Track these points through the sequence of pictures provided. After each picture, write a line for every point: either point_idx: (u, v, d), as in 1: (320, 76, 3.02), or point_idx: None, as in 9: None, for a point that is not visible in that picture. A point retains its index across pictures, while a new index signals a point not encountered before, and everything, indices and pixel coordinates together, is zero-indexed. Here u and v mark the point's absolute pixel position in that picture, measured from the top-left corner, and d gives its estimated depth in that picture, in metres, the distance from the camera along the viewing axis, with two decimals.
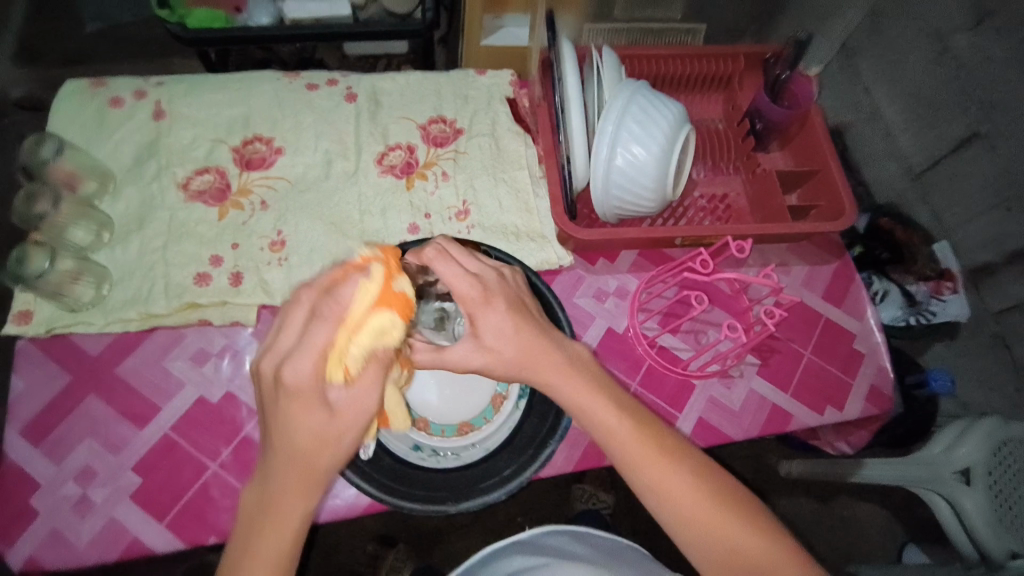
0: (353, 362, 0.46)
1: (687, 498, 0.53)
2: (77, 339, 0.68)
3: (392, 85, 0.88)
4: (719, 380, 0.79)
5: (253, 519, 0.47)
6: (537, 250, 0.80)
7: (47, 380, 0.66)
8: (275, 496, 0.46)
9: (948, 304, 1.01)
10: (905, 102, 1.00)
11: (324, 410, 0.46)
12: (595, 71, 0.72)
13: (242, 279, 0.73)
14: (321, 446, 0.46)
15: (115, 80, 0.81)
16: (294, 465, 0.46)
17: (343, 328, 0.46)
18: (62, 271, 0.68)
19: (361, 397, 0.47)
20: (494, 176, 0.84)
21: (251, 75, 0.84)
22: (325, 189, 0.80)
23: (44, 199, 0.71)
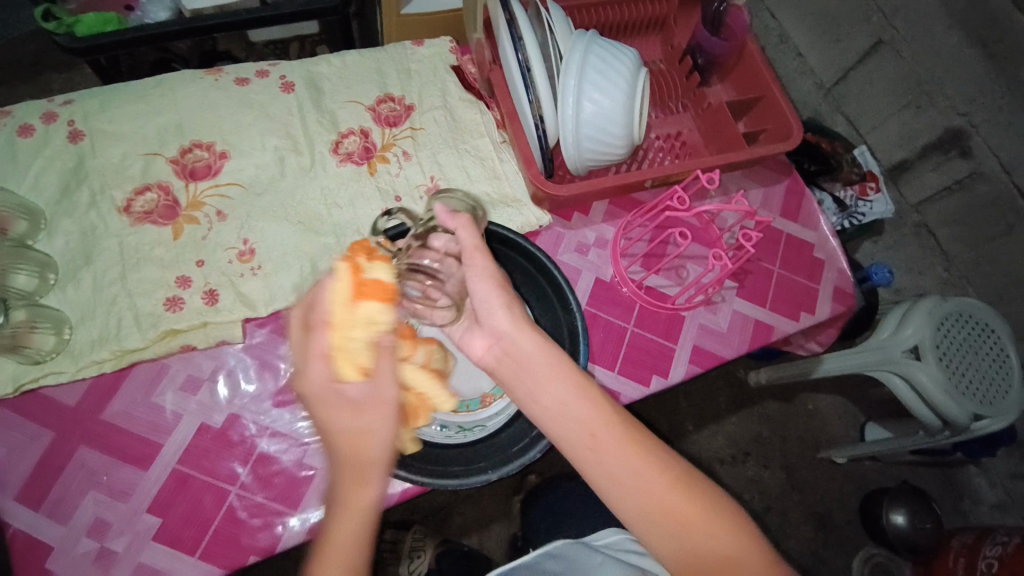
0: (360, 353, 0.48)
1: (650, 495, 0.50)
2: (49, 392, 0.63)
3: (328, 68, 0.84)
4: (704, 308, 0.83)
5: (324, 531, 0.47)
6: (516, 214, 0.80)
7: (27, 441, 0.61)
8: (335, 499, 0.48)
9: (875, 203, 1.09)
10: (809, 22, 1.10)
11: (350, 406, 0.48)
12: (545, 24, 0.71)
13: (218, 296, 0.68)
14: (356, 441, 0.48)
15: (11, 104, 0.72)
16: (348, 472, 0.47)
17: (338, 326, 0.47)
18: (17, 323, 0.60)
19: (373, 389, 0.49)
20: (456, 148, 0.83)
21: (172, 78, 0.77)
22: (282, 189, 0.76)
23: None
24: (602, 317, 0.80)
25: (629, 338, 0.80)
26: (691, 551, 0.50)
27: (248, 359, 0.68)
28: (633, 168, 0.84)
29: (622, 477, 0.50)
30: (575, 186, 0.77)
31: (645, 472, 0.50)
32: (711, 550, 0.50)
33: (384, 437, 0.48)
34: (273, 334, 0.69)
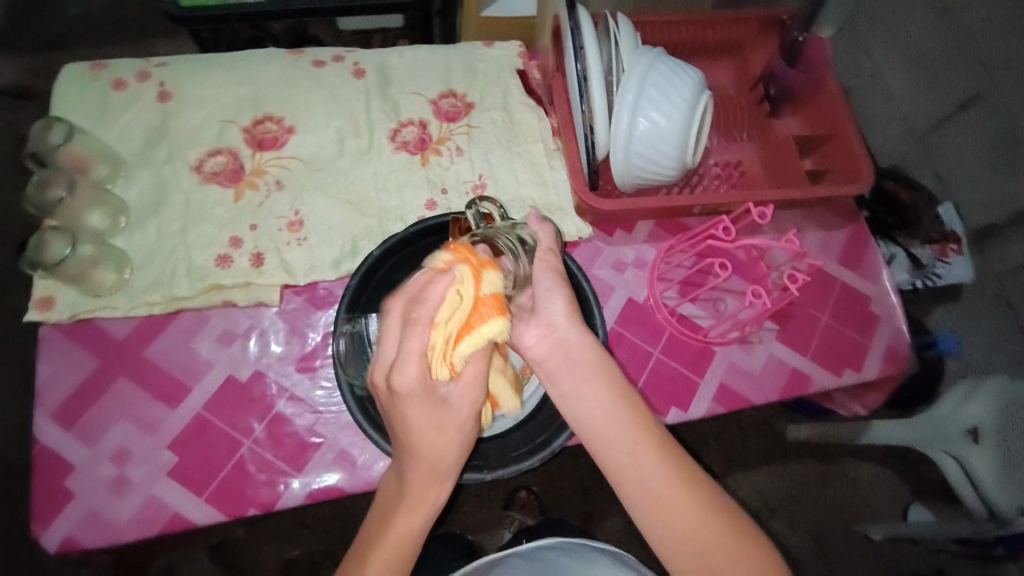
0: (458, 358, 0.47)
1: (677, 518, 0.50)
2: (103, 323, 0.68)
3: (399, 60, 0.88)
4: (738, 346, 0.79)
5: (381, 512, 0.51)
6: (556, 222, 0.80)
7: (75, 365, 0.66)
8: (402, 490, 0.50)
9: (954, 266, 1.00)
10: (908, 67, 1.01)
11: (439, 409, 0.47)
12: (611, 37, 0.70)
13: (263, 260, 0.73)
14: (434, 443, 0.48)
15: (116, 62, 0.80)
16: (422, 458, 0.48)
17: (439, 327, 0.46)
18: (84, 256, 0.67)
19: (465, 391, 0.48)
20: (508, 150, 0.84)
21: (257, 54, 0.83)
22: (337, 168, 0.79)
23: (59, 184, 0.70)
24: (628, 338, 0.78)
25: (653, 364, 0.77)
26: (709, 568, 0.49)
27: (280, 323, 0.71)
28: (684, 191, 0.82)
29: (652, 495, 0.50)
30: (618, 202, 0.76)
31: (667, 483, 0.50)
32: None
33: (459, 444, 0.49)
34: (307, 302, 0.72)
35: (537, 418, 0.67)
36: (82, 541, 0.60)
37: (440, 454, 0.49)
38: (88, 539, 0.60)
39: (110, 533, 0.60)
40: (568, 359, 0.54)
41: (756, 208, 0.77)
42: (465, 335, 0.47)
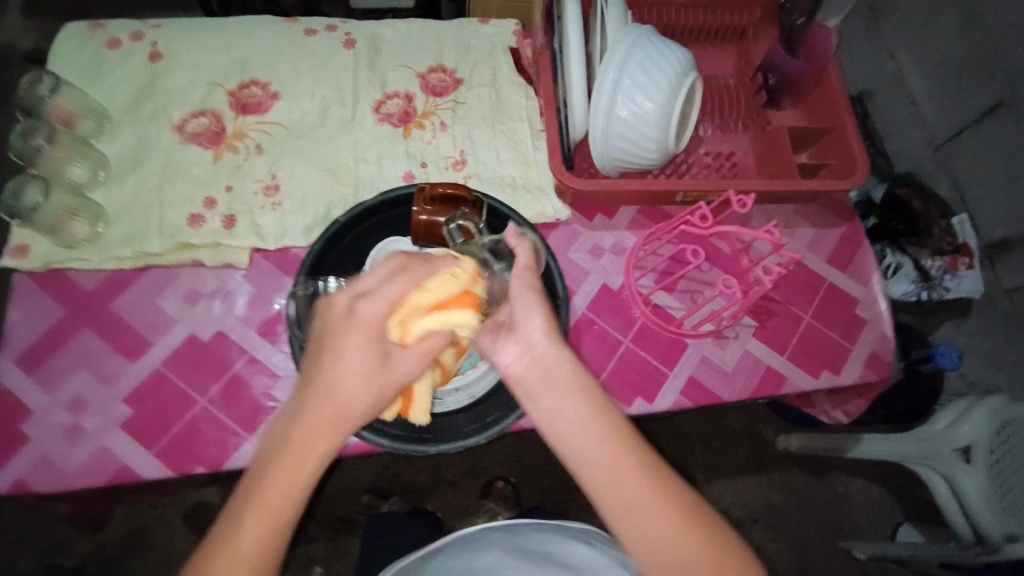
0: (415, 329, 0.47)
1: (673, 544, 0.44)
2: (73, 273, 0.69)
3: (392, 33, 0.87)
4: (712, 341, 0.77)
5: (267, 460, 0.45)
6: (534, 202, 0.78)
7: (42, 313, 0.67)
8: (300, 433, 0.45)
9: (964, 280, 0.92)
10: (929, 70, 0.95)
11: (380, 358, 0.46)
12: (599, 16, 0.69)
13: (235, 222, 0.73)
14: (355, 390, 0.45)
15: (114, 21, 0.81)
16: (327, 401, 0.45)
17: (425, 291, 0.47)
18: (58, 206, 0.69)
19: (408, 365, 0.47)
20: (492, 126, 0.82)
21: (249, 20, 0.84)
22: (319, 136, 0.79)
23: (40, 133, 0.71)
24: (600, 325, 0.76)
25: (622, 352, 0.75)
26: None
27: (247, 286, 0.71)
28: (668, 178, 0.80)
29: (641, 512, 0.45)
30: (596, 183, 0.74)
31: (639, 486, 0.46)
32: None
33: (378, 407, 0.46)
34: (274, 266, 0.72)
35: (492, 397, 0.66)
36: (31, 484, 0.60)
37: (354, 407, 0.45)
38: (35, 483, 0.60)
39: (58, 479, 0.61)
40: (545, 379, 0.49)
41: (737, 197, 0.74)
42: (434, 310, 0.47)
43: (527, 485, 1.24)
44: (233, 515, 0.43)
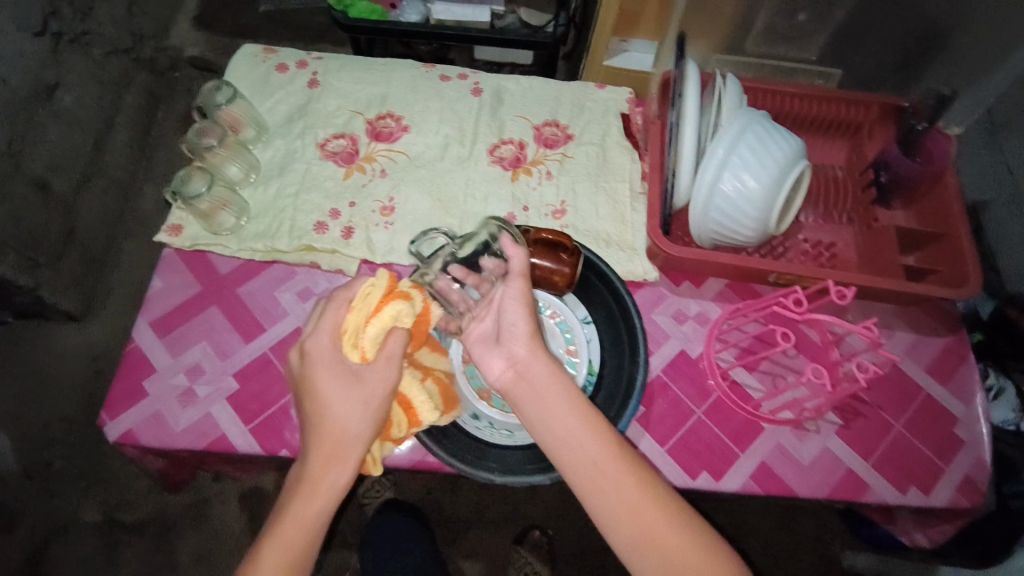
0: (369, 343, 0.58)
1: (648, 525, 0.55)
2: (213, 256, 0.79)
3: (515, 86, 0.96)
4: (791, 430, 0.74)
5: (293, 483, 0.60)
6: (625, 259, 0.81)
7: (183, 287, 0.77)
8: (309, 462, 0.59)
9: None
10: None
11: (352, 379, 0.59)
12: (716, 96, 0.72)
13: (353, 234, 0.81)
14: (343, 420, 0.59)
15: (284, 50, 0.95)
16: (327, 436, 0.59)
17: (356, 312, 0.59)
18: (214, 198, 0.78)
19: (383, 371, 0.60)
20: (596, 184, 0.87)
21: (393, 62, 0.95)
22: (437, 169, 0.87)
23: (212, 134, 0.81)
24: (673, 390, 0.76)
25: (693, 422, 0.74)
26: (654, 546, 0.55)
27: None
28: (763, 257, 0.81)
29: (630, 511, 0.55)
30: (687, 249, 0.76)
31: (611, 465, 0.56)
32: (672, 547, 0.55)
33: (369, 416, 0.59)
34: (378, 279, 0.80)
35: None
36: (139, 437, 0.67)
37: (349, 437, 0.59)
38: (145, 437, 0.68)
39: (164, 438, 0.68)
40: (528, 386, 0.59)
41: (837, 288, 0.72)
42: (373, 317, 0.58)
43: (562, 541, 1.22)
44: (278, 524, 0.58)
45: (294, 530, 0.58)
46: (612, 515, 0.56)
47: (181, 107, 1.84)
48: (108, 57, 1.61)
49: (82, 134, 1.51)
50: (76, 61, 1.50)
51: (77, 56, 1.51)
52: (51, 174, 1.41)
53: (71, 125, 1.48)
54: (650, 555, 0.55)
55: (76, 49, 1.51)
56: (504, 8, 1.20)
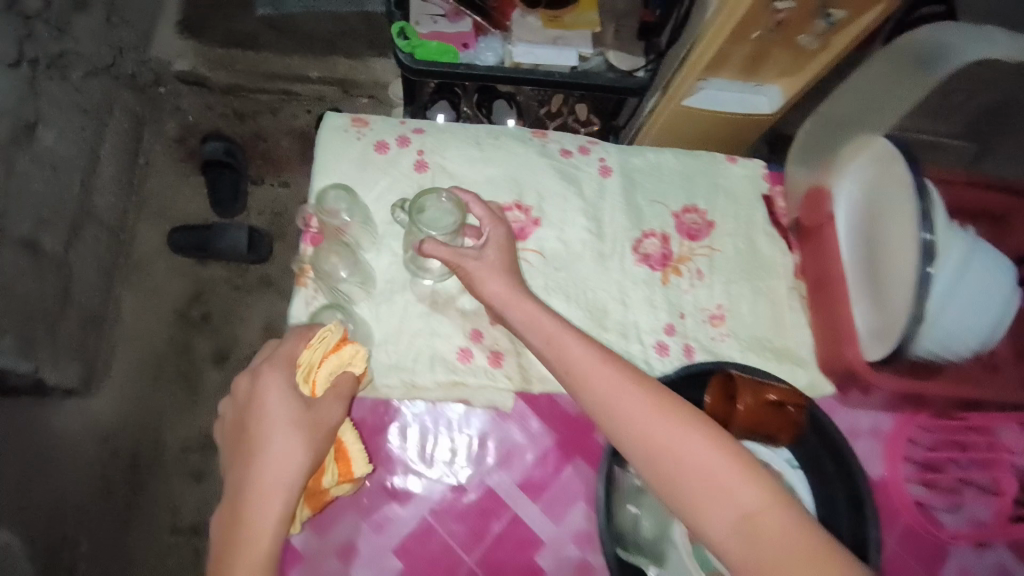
0: (319, 379, 0.62)
1: (675, 451, 0.54)
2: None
3: (642, 162, 0.85)
4: (972, 549, 0.73)
5: (232, 523, 0.57)
6: (799, 373, 0.75)
7: None
8: (251, 485, 0.57)
9: None
10: None
11: (300, 408, 0.60)
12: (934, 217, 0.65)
13: (502, 360, 0.71)
14: (286, 446, 0.58)
15: (377, 121, 0.81)
16: (274, 468, 0.57)
17: (311, 350, 0.62)
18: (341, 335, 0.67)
19: (328, 409, 0.61)
20: (751, 282, 0.79)
21: (504, 134, 0.83)
22: (577, 271, 0.78)
23: (341, 259, 0.71)
24: None
25: (889, 553, 0.72)
26: (681, 474, 0.53)
27: (509, 433, 0.70)
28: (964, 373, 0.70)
29: (680, 455, 0.54)
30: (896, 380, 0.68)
31: (618, 385, 0.58)
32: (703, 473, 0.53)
33: (311, 451, 0.59)
34: (532, 410, 0.71)
35: None
36: None
37: (289, 466, 0.58)
38: None
39: None
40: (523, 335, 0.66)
41: None
42: (330, 355, 0.63)
43: None
44: (234, 547, 0.55)
45: (251, 556, 0.55)
46: (652, 448, 0.55)
47: (171, 130, 1.57)
48: (87, 80, 1.32)
49: (69, 177, 1.24)
50: (55, 90, 1.22)
51: (57, 85, 1.23)
52: (41, 230, 1.17)
53: (56, 168, 1.21)
54: (672, 481, 0.53)
55: (53, 75, 1.22)
56: (591, 50, 1.07)
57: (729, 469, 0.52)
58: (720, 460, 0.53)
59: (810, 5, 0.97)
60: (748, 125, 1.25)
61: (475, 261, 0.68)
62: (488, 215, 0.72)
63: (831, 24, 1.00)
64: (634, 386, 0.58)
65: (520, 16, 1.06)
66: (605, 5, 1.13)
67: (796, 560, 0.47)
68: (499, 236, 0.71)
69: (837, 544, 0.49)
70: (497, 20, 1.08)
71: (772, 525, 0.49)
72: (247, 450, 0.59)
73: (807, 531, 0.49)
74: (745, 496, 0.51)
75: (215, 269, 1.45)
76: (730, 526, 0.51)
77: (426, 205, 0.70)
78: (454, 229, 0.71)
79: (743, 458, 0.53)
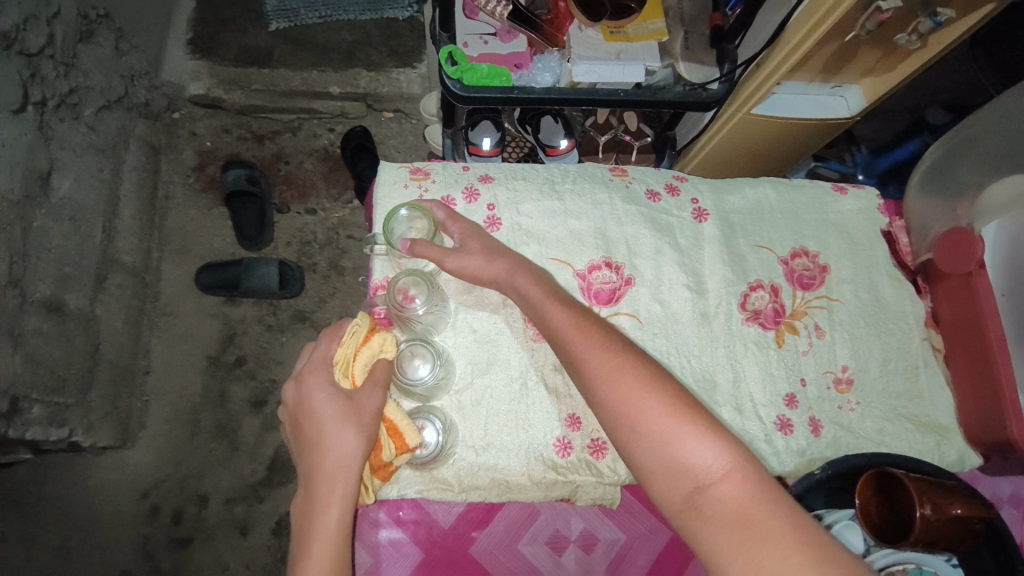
0: (360, 369, 0.57)
1: (649, 424, 0.48)
2: (434, 504, 0.60)
3: (740, 201, 0.75)
4: None
5: (300, 529, 0.52)
6: (946, 448, 0.65)
7: (400, 557, 0.59)
8: (311, 481, 0.53)
9: None
10: None
11: (343, 404, 0.55)
12: None
13: (605, 452, 0.61)
14: (338, 437, 0.53)
15: (439, 172, 0.72)
16: (325, 460, 0.53)
17: (344, 345, 0.57)
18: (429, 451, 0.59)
19: (370, 398, 0.56)
20: (881, 336, 0.69)
21: (579, 175, 0.74)
22: (679, 334, 0.68)
23: (424, 361, 0.60)
24: None
25: None
26: (657, 446, 0.48)
27: (620, 534, 0.61)
28: None
29: (650, 425, 0.48)
30: None
31: (602, 354, 0.53)
32: (674, 452, 0.47)
33: (364, 435, 0.54)
34: (646, 504, 0.62)
35: None
36: None
37: (346, 455, 0.53)
38: None
39: None
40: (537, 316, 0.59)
41: None
42: (363, 347, 0.58)
43: None
44: (303, 552, 0.50)
45: (322, 549, 0.50)
46: (612, 415, 0.50)
47: (188, 158, 1.47)
48: (100, 114, 1.24)
49: (87, 226, 1.17)
50: (68, 132, 1.13)
51: (69, 125, 1.14)
52: (64, 289, 1.10)
53: (75, 220, 1.14)
54: (648, 453, 0.48)
55: (64, 115, 1.13)
56: (659, 63, 0.98)
57: (688, 433, 0.47)
58: (689, 420, 0.48)
59: (913, 3, 0.85)
60: (822, 131, 1.10)
61: (460, 254, 0.62)
62: (449, 214, 0.65)
63: (939, 24, 0.85)
64: (688, 424, 0.48)
65: (578, 30, 0.98)
66: (671, 9, 1.02)
67: (748, 534, 0.43)
68: (469, 230, 0.63)
69: (798, 511, 0.44)
70: (551, 34, 0.99)
71: (725, 494, 0.45)
72: (301, 448, 0.55)
73: (767, 501, 0.44)
74: (699, 462, 0.46)
75: (246, 308, 1.37)
76: (680, 495, 0.46)
77: (392, 228, 0.64)
78: (430, 231, 0.64)
79: (700, 415, 0.49)
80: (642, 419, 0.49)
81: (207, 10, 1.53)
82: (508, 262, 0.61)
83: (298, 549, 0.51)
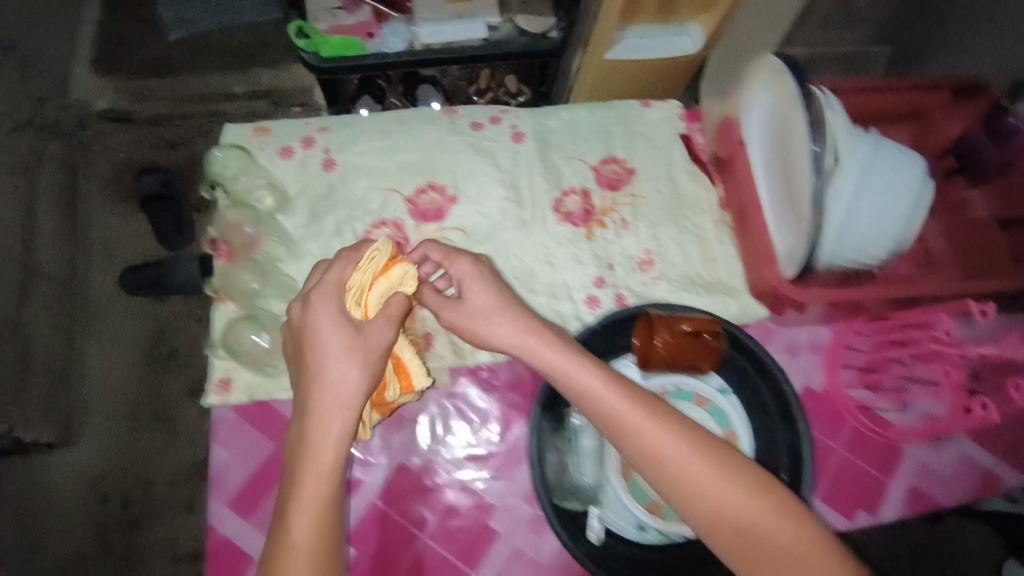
0: (372, 300, 0.60)
1: (723, 503, 0.54)
2: (283, 404, 0.69)
3: (558, 122, 0.84)
4: (927, 444, 0.74)
5: (295, 456, 0.56)
6: (731, 303, 0.76)
7: (251, 449, 0.68)
8: (308, 411, 0.57)
9: None
10: None
11: (351, 335, 0.58)
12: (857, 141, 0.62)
13: (432, 341, 0.71)
14: (341, 370, 0.57)
15: (278, 126, 0.79)
16: (328, 402, 0.56)
17: (361, 272, 0.60)
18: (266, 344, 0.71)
19: (380, 332, 0.59)
20: (677, 222, 0.80)
21: (412, 116, 0.81)
22: (502, 240, 0.77)
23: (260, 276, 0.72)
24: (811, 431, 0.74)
25: (838, 460, 0.73)
26: (738, 527, 0.53)
27: (450, 408, 0.70)
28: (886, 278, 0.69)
29: (727, 512, 0.54)
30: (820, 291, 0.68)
31: (663, 441, 0.56)
32: (760, 533, 0.53)
33: (366, 372, 0.57)
34: (472, 383, 0.71)
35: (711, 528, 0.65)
36: None
37: (346, 389, 0.57)
38: None
39: None
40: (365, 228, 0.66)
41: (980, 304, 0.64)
42: (380, 277, 0.61)
43: None
44: (296, 485, 0.55)
45: (313, 485, 0.54)
46: (687, 499, 0.55)
47: (105, 171, 1.53)
48: (10, 134, 1.30)
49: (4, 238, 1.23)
50: None
51: None
52: None
53: None
54: (732, 537, 0.53)
55: None
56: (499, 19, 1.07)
57: (765, 511, 0.54)
58: (763, 500, 0.54)
59: None
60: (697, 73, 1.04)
61: (461, 305, 0.63)
62: (447, 255, 0.65)
63: None
64: (764, 503, 0.54)
65: None
66: None
67: None
68: (469, 272, 0.63)
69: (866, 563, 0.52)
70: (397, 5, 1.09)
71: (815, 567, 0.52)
72: (302, 389, 0.58)
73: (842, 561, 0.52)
74: None
75: (174, 304, 1.44)
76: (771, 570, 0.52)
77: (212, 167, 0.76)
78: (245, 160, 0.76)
79: (770, 491, 0.55)
80: (717, 493, 0.54)
81: (109, 32, 1.61)
82: (506, 302, 0.62)
83: (295, 477, 0.55)
